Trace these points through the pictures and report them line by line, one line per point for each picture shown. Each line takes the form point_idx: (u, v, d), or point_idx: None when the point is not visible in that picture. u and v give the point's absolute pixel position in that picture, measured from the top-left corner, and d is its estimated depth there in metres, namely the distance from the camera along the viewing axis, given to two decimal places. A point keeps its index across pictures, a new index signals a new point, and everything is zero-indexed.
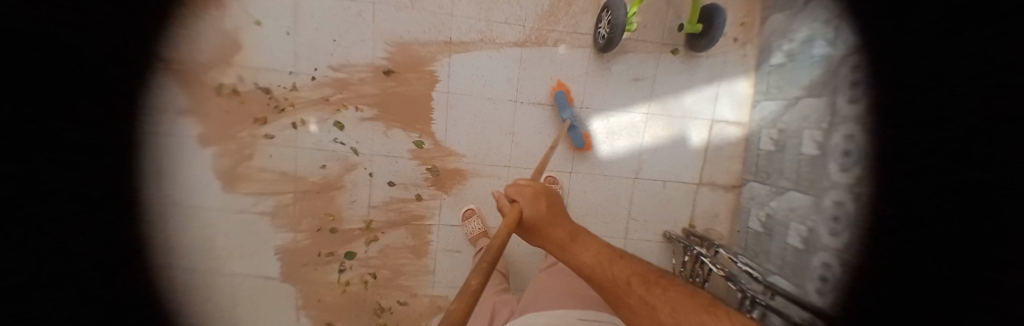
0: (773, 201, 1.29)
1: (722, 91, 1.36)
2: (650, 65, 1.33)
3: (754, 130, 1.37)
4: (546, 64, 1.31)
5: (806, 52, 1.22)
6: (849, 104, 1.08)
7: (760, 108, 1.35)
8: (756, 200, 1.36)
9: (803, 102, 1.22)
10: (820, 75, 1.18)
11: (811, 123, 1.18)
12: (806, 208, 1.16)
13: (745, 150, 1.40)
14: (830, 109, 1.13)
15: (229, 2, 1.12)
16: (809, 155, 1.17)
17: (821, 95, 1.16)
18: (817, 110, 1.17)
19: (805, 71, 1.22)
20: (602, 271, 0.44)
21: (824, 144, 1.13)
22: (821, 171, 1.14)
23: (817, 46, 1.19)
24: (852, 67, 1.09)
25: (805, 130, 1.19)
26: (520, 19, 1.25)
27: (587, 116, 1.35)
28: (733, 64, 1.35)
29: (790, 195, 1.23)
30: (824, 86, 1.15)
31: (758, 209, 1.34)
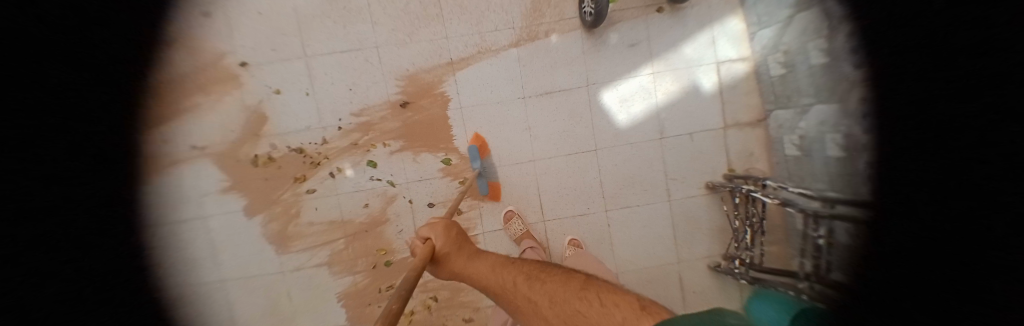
0: (802, 121, 1.30)
1: (717, 33, 1.36)
2: (641, 28, 1.35)
3: (761, 60, 1.35)
4: (543, 55, 1.36)
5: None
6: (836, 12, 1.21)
7: (758, 38, 1.34)
8: (788, 126, 1.35)
9: (797, 18, 1.26)
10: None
11: (810, 36, 1.26)
12: (832, 117, 1.25)
13: (760, 82, 1.37)
14: (824, 20, 1.23)
15: (246, 82, 1.25)
16: (819, 64, 1.25)
17: (811, 7, 1.24)
18: (810, 25, 1.25)
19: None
20: (493, 281, 0.60)
21: (830, 52, 1.23)
22: (837, 76, 1.23)
23: None
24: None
25: (808, 44, 1.26)
26: (509, 23, 1.31)
27: (594, 93, 1.38)
28: (718, 5, 1.36)
29: (817, 108, 1.27)
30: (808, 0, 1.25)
31: (791, 134, 1.33)
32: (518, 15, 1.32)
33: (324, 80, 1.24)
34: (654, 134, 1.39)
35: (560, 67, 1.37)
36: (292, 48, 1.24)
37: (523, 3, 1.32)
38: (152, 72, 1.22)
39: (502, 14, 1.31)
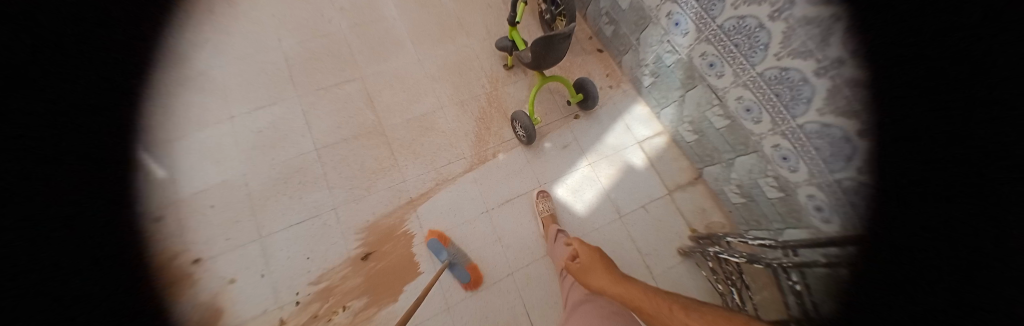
0: (731, 170, 1.37)
1: (629, 120, 1.67)
2: (567, 133, 1.64)
3: (673, 130, 1.60)
4: (495, 172, 1.50)
5: (663, 62, 1.42)
6: (717, 79, 1.19)
7: (664, 115, 1.62)
8: (720, 177, 1.46)
9: (688, 95, 1.40)
10: (684, 71, 1.34)
11: (705, 106, 1.33)
12: (757, 164, 1.21)
13: (681, 147, 1.61)
14: (709, 90, 1.26)
15: (195, 279, 1.17)
16: (723, 126, 1.28)
17: (694, 84, 1.32)
18: (703, 95, 1.30)
19: (673, 76, 1.41)
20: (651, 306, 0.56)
21: (728, 114, 1.22)
22: (743, 131, 1.19)
23: (665, 58, 1.39)
24: (699, 55, 1.21)
25: (705, 113, 1.35)
26: (459, 154, 1.49)
27: (548, 191, 1.51)
28: (621, 100, 1.70)
29: (739, 161, 1.30)
30: (693, 75, 1.30)
31: (727, 184, 1.43)
32: (467, 145, 1.52)
33: (281, 254, 1.22)
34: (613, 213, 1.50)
35: (513, 177, 1.51)
36: (244, 232, 1.23)
37: (469, 136, 1.54)
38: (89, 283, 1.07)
39: (453, 149, 1.50)
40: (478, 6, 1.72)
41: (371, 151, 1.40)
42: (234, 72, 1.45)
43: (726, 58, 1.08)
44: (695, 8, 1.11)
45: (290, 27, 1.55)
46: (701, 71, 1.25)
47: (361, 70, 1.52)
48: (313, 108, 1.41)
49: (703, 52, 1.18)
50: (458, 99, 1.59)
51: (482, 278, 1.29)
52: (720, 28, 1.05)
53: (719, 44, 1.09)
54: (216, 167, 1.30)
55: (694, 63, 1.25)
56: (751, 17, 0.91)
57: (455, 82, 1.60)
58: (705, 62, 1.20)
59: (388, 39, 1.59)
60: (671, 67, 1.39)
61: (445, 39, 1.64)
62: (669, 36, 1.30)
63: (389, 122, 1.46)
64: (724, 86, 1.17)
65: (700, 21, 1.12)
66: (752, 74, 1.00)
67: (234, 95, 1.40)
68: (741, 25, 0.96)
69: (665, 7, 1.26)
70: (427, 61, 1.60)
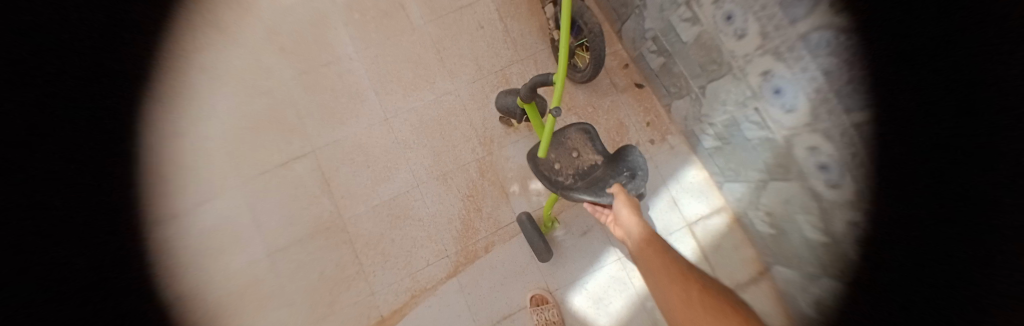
0: (816, 289, 0.89)
1: (678, 192, 1.11)
2: (588, 213, 1.19)
3: (740, 211, 1.06)
4: (490, 275, 1.15)
5: (739, 130, 0.89)
6: (832, 190, 0.71)
7: (728, 190, 1.07)
8: (799, 288, 0.97)
9: (772, 184, 0.89)
10: (773, 155, 0.83)
11: (799, 207, 0.83)
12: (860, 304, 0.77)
13: (748, 235, 1.08)
14: (812, 195, 0.77)
15: None
16: (821, 242, 0.82)
17: (790, 177, 0.81)
18: (801, 196, 0.80)
19: (753, 153, 0.89)
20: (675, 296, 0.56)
21: (835, 234, 0.76)
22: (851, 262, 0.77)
23: (747, 128, 0.86)
24: (814, 148, 0.70)
25: (797, 214, 0.85)
26: (440, 252, 1.14)
27: (560, 299, 1.13)
28: (670, 159, 1.14)
29: (825, 283, 0.85)
30: (788, 165, 0.80)
31: (804, 300, 0.95)
32: (451, 238, 1.16)
33: None
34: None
35: (512, 280, 1.15)
36: None
37: (452, 222, 1.17)
38: None
39: (432, 243, 1.14)
40: (462, 33, 1.24)
41: (331, 253, 1.10)
42: (168, 152, 1.16)
43: (852, 173, 0.64)
44: (817, 84, 0.60)
45: (225, 86, 1.23)
46: (804, 167, 0.76)
47: (309, 140, 1.17)
48: (263, 199, 1.14)
49: (811, 144, 0.70)
50: (440, 172, 1.18)
51: None
52: (846, 131, 0.60)
53: (838, 149, 0.64)
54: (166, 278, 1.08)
55: (797, 154, 0.76)
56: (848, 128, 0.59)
57: (435, 146, 1.18)
58: (812, 159, 0.72)
59: (344, 91, 1.19)
60: (754, 142, 0.87)
61: (416, 86, 1.19)
62: (758, 102, 0.78)
63: (350, 211, 1.12)
64: (835, 201, 0.72)
65: (821, 104, 0.62)
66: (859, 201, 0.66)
67: (169, 187, 1.14)
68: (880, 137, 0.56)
69: (758, 59, 0.71)
70: (395, 121, 1.16)
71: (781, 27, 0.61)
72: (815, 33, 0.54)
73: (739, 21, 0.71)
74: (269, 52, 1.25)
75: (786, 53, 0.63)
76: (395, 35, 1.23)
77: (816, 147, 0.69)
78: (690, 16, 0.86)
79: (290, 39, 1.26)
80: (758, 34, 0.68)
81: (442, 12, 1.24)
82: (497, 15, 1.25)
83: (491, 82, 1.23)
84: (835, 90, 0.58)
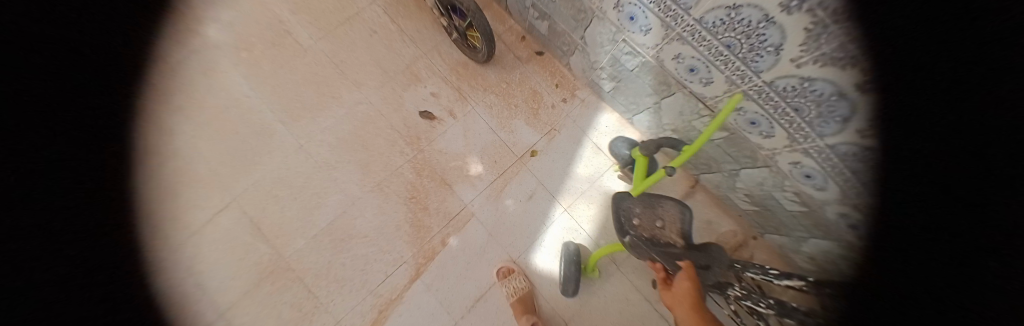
0: (737, 182, 1.05)
1: (599, 137, 1.21)
2: (528, 177, 1.22)
3: (653, 137, 1.17)
4: (454, 266, 1.14)
5: (622, 65, 0.98)
6: (705, 88, 0.82)
7: (637, 123, 1.17)
8: (725, 186, 1.12)
9: (664, 103, 0.99)
10: (653, 77, 0.93)
11: (690, 115, 0.95)
12: (769, 177, 0.92)
13: (666, 156, 1.21)
14: (694, 99, 0.88)
15: None
16: (720, 137, 0.94)
17: (672, 92, 0.93)
18: (687, 104, 0.92)
19: (639, 81, 0.98)
20: None
21: (725, 125, 0.88)
22: (746, 146, 0.90)
23: (626, 61, 0.95)
24: (675, 57, 0.81)
25: (692, 122, 0.96)
26: (397, 260, 1.12)
27: (525, 266, 1.16)
28: (584, 110, 1.22)
29: (745, 174, 0.99)
30: (666, 81, 0.91)
31: (734, 192, 1.10)
32: (405, 243, 1.14)
33: None
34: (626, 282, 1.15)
35: (477, 264, 1.16)
36: None
37: (400, 227, 1.15)
38: None
39: (386, 254, 1.12)
40: (357, 42, 1.22)
41: (286, 295, 1.06)
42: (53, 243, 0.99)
43: (716, 64, 0.73)
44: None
45: (114, 162, 1.11)
46: (677, 76, 0.86)
47: (229, 190, 1.12)
48: (195, 265, 1.06)
49: (675, 54, 0.80)
50: (374, 182, 1.16)
51: None
52: (698, 23, 0.67)
53: (699, 45, 0.72)
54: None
55: (667, 67, 0.86)
56: (749, 6, 0.54)
57: (361, 159, 1.16)
58: (681, 66, 0.82)
59: (251, 132, 1.15)
60: (636, 72, 0.96)
61: (324, 105, 1.18)
62: (624, 34, 0.87)
63: (291, 248, 1.09)
64: (715, 96, 0.82)
65: (663, 13, 0.72)
66: (758, 83, 0.69)
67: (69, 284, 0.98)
68: (734, 18, 0.59)
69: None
70: (310, 146, 1.15)
71: None
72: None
73: None
74: (157, 115, 1.16)
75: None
76: (288, 62, 1.20)
77: (679, 57, 0.80)
78: None
79: (178, 96, 1.18)
80: None
81: (330, 28, 1.22)
82: (386, 17, 1.24)
83: (400, 82, 1.22)
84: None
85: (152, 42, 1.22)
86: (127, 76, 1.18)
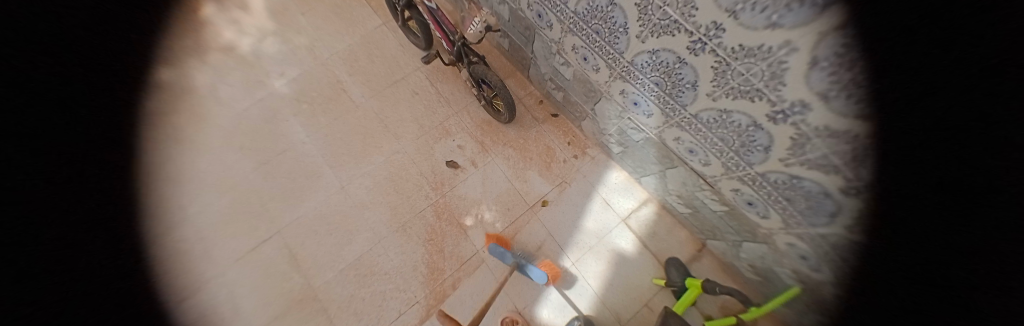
0: (742, 252, 1.06)
1: (607, 194, 1.29)
2: (537, 228, 1.29)
3: (659, 199, 1.24)
4: (462, 310, 1.22)
5: (628, 137, 1.08)
6: (704, 167, 0.90)
7: (645, 184, 1.24)
8: (732, 255, 1.13)
9: (668, 173, 1.07)
10: (657, 150, 1.02)
11: (694, 186, 1.01)
12: (771, 254, 0.95)
13: (674, 218, 1.25)
14: (695, 174, 0.96)
15: None
16: (722, 210, 0.99)
17: (675, 165, 1.01)
18: (689, 177, 0.99)
19: (644, 151, 1.07)
20: None
21: (725, 201, 0.94)
22: (744, 221, 0.94)
23: (632, 134, 1.06)
24: (676, 139, 0.91)
25: (696, 193, 1.03)
26: (412, 298, 1.22)
27: (531, 317, 1.21)
28: (593, 168, 1.31)
29: (748, 247, 1.02)
30: (669, 155, 1.00)
31: (738, 261, 1.11)
32: (422, 283, 1.24)
33: None
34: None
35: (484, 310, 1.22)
36: None
37: (418, 266, 1.26)
38: None
39: (401, 292, 1.22)
40: (400, 101, 1.43)
41: (309, 324, 1.16)
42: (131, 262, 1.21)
43: (713, 150, 0.82)
44: (657, 92, 0.82)
45: (191, 191, 1.32)
46: (679, 154, 0.95)
47: (274, 221, 1.27)
48: (238, 287, 1.21)
49: (675, 136, 0.90)
50: (400, 223, 1.31)
51: None
52: (694, 117, 0.78)
53: (697, 133, 0.82)
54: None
55: (669, 145, 0.95)
56: (739, 113, 0.65)
57: (391, 202, 1.33)
58: (681, 147, 0.92)
59: (301, 172, 1.33)
60: (640, 143, 1.06)
61: (367, 153, 1.36)
62: (629, 114, 0.99)
63: (321, 279, 1.21)
64: (714, 175, 0.90)
65: (664, 105, 0.84)
66: (751, 172, 0.78)
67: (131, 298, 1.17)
68: (724, 118, 0.70)
69: (613, 84, 0.94)
70: (350, 186, 1.33)
71: (617, 60, 0.85)
72: (661, 52, 0.69)
73: (591, 60, 0.95)
74: (228, 153, 1.38)
75: (627, 76, 0.86)
76: (341, 115, 1.41)
77: (678, 138, 0.90)
78: (564, 62, 1.07)
79: (246, 137, 1.40)
80: (606, 67, 0.91)
81: (380, 87, 1.45)
82: (426, 81, 1.45)
83: (432, 135, 1.39)
84: (678, 87, 0.74)
85: (229, 91, 1.47)
86: (209, 120, 1.42)
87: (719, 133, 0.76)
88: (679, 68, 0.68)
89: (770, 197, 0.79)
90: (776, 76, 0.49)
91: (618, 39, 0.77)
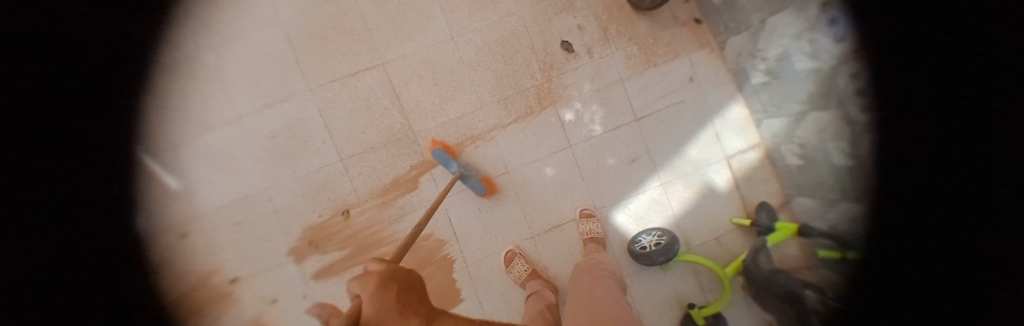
0: (831, 212, 1.12)
1: (721, 128, 1.29)
2: (638, 143, 1.31)
3: (772, 147, 1.26)
4: (543, 190, 1.30)
5: (789, 63, 1.04)
6: (863, 114, 0.90)
7: (766, 127, 1.24)
8: (814, 215, 1.20)
9: (809, 116, 1.06)
10: (818, 86, 0.99)
11: (832, 135, 1.02)
12: (863, 214, 1.01)
13: (774, 168, 1.29)
14: (846, 121, 0.95)
15: (235, 290, 1.23)
16: (844, 165, 1.01)
17: (827, 108, 0.99)
18: (835, 123, 0.99)
19: (799, 85, 1.04)
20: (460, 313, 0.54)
21: (857, 154, 0.96)
22: (864, 181, 0.98)
23: (798, 61, 1.01)
24: (852, 75, 0.90)
25: (827, 143, 1.04)
26: (501, 168, 1.27)
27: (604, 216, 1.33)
28: (720, 94, 1.27)
29: (842, 206, 1.07)
30: (829, 95, 0.97)
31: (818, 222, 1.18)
32: (522, 158, 1.29)
33: (323, 280, 1.21)
34: (695, 286, 1.31)
35: (563, 198, 1.30)
36: (277, 252, 1.22)
37: (514, 140, 1.29)
38: (162, 265, 1.21)
39: (499, 158, 1.27)
40: None
41: (405, 162, 1.18)
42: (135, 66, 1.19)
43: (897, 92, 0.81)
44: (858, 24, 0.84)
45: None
46: (845, 94, 0.93)
47: (377, 52, 1.18)
48: (331, 106, 1.16)
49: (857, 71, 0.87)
50: (501, 95, 1.27)
51: (513, 254, 1.22)
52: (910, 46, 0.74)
53: None
54: (194, 179, 1.23)
55: (841, 82, 0.92)
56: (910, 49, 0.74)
57: (497, 70, 1.25)
58: (854, 85, 0.90)
59: (409, 7, 1.19)
60: (801, 76, 1.03)
61: (480, 8, 1.23)
62: (814, 34, 0.93)
63: (421, 125, 1.20)
64: (868, 125, 0.90)
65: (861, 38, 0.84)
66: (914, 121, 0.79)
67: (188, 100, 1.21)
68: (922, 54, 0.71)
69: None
70: (459, 40, 1.22)
71: None
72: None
73: None
74: None
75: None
76: None
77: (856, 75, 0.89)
78: None
79: None
80: None
81: None
82: None
83: (553, 5, 1.24)
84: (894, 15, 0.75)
85: None
86: None
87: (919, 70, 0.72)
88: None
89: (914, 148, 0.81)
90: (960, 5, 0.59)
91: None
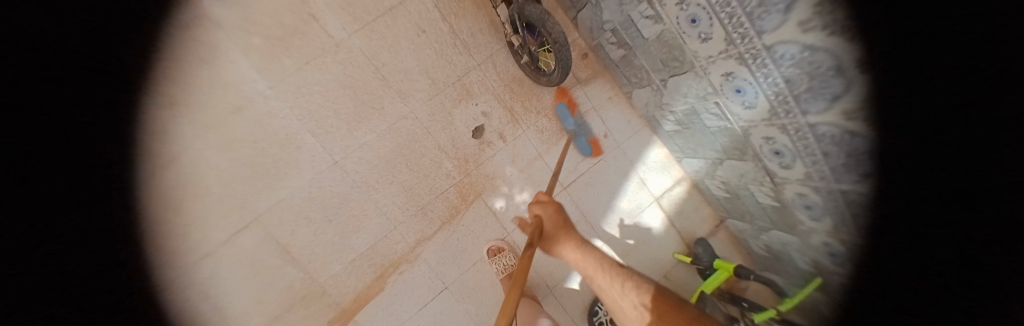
0: (763, 234, 1.09)
1: (644, 173, 1.23)
2: (571, 211, 1.21)
3: (698, 179, 1.20)
4: (494, 291, 1.14)
5: (698, 119, 0.93)
6: (784, 170, 0.79)
7: (687, 164, 1.19)
8: (749, 235, 1.19)
9: (726, 161, 0.98)
10: (730, 140, 0.89)
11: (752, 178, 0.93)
12: (797, 245, 0.95)
13: (704, 196, 1.26)
14: (765, 172, 0.86)
15: None
16: (770, 205, 0.95)
17: (744, 158, 0.90)
18: (753, 170, 0.90)
19: (711, 136, 0.94)
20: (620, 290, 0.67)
21: (780, 198, 0.88)
22: (788, 219, 0.92)
23: (706, 118, 0.90)
24: (764, 136, 0.76)
25: (749, 185, 0.96)
26: (439, 286, 1.10)
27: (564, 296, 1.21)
28: (636, 140, 1.21)
29: (775, 233, 1.02)
30: (743, 149, 0.87)
31: (755, 241, 1.16)
32: (459, 268, 1.12)
33: None
34: None
35: None
36: None
37: (444, 248, 1.11)
38: None
39: (432, 275, 1.10)
40: (401, 42, 1.04)
41: (319, 320, 1.01)
42: None
43: (803, 159, 0.70)
44: (779, 88, 0.60)
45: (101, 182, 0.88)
46: (759, 152, 0.82)
47: (248, 206, 0.98)
48: (213, 284, 0.97)
49: (766, 135, 0.75)
50: (417, 206, 1.10)
51: None
52: (810, 128, 0.61)
53: (794, 139, 0.68)
54: None
55: (752, 141, 0.81)
56: (827, 125, 0.57)
57: (404, 181, 1.08)
58: (767, 146, 0.78)
59: (269, 140, 0.98)
60: (711, 129, 0.92)
61: (362, 117, 1.04)
62: (718, 98, 0.79)
63: (327, 272, 1.02)
64: (786, 177, 0.80)
65: (778, 105, 0.64)
66: (830, 186, 0.68)
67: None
68: (841, 138, 0.56)
69: (721, 62, 0.69)
70: (346, 162, 1.03)
71: (747, 38, 0.58)
72: (780, 47, 0.53)
73: (703, 24, 0.66)
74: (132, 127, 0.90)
75: (751, 60, 0.61)
76: (317, 58, 0.99)
77: (766, 137, 0.75)
78: (652, 14, 0.77)
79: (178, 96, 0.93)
80: (723, 40, 0.64)
81: (369, 18, 1.01)
82: (437, 13, 1.04)
83: (449, 96, 1.08)
84: (811, 91, 0.54)
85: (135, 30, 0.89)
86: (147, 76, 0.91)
87: (841, 149, 0.58)
88: (828, 76, 0.49)
89: (838, 212, 0.71)
90: (880, 91, 0.42)
91: (769, 13, 0.50)
